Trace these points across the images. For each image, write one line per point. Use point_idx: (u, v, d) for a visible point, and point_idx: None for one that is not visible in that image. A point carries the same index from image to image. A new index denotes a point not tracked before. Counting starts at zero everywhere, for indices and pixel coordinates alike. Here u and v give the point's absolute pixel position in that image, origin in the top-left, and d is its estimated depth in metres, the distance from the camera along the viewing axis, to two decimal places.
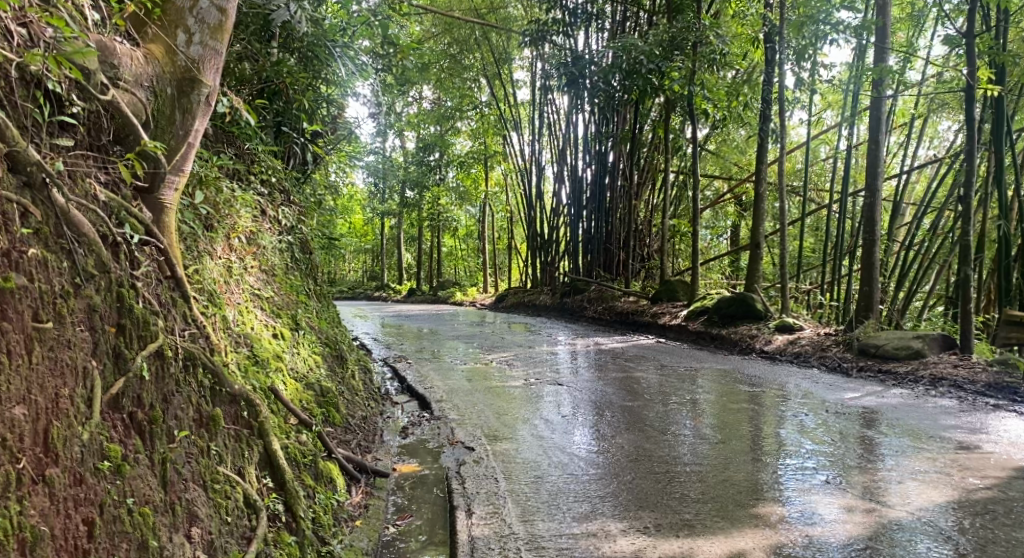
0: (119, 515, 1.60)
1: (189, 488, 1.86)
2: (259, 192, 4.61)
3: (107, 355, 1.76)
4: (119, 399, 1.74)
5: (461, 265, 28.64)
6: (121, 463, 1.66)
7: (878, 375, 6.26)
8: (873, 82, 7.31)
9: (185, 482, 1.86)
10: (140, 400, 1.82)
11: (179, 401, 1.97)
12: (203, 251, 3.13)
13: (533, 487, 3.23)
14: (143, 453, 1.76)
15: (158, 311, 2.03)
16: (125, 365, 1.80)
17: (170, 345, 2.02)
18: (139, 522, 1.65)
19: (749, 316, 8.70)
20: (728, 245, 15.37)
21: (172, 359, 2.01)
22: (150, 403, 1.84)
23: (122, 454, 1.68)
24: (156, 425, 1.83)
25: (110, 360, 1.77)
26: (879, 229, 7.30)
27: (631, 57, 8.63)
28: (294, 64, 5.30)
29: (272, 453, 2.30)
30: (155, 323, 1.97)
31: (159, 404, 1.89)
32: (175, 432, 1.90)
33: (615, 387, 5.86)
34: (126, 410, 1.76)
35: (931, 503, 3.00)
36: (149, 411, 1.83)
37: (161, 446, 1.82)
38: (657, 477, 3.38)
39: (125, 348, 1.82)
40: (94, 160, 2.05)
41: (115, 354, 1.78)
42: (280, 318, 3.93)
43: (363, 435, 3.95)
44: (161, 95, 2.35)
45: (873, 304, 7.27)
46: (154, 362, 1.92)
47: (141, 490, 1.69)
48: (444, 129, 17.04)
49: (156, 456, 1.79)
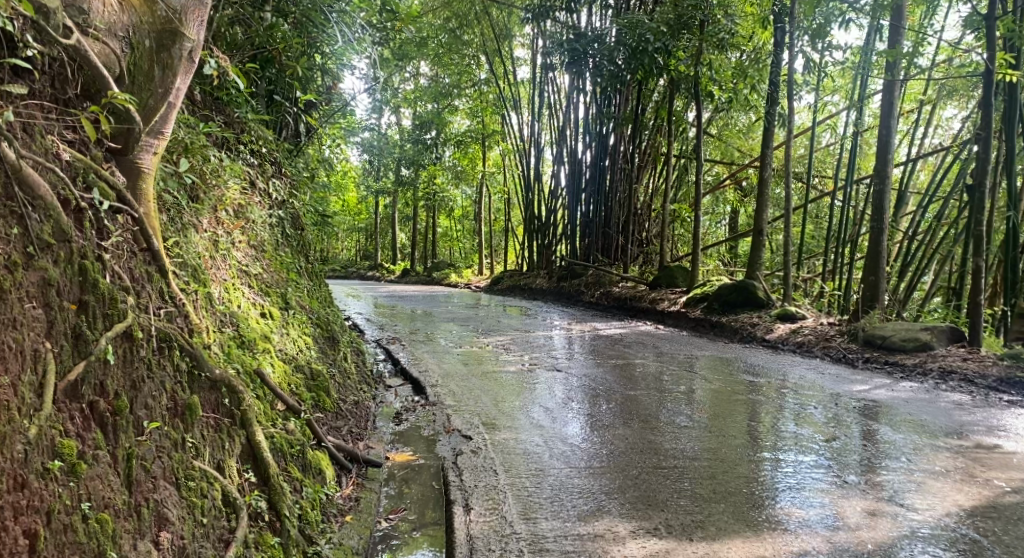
0: (71, 523, 1.41)
1: (159, 488, 1.67)
2: (249, 163, 4.40)
3: (65, 336, 1.56)
4: (78, 387, 1.55)
5: (455, 245, 28.42)
6: (76, 462, 1.47)
7: (884, 367, 6.12)
8: (887, 64, 7.08)
9: (155, 480, 1.67)
10: (103, 388, 1.62)
11: (150, 388, 1.77)
12: (187, 223, 3.00)
13: (534, 480, 3.07)
14: (104, 450, 1.56)
15: (128, 287, 1.82)
16: (86, 348, 1.60)
17: (143, 326, 1.82)
18: (95, 530, 1.46)
19: (750, 304, 8.55)
20: (727, 231, 15.24)
21: (143, 341, 1.79)
22: (115, 392, 1.64)
23: (79, 450, 1.49)
24: (121, 417, 1.63)
25: (68, 341, 1.57)
26: (887, 217, 7.10)
27: (637, 35, 8.32)
28: (288, 29, 5.08)
29: (255, 444, 2.10)
30: (124, 302, 1.76)
31: (127, 392, 1.69)
32: (145, 423, 1.70)
33: (614, 374, 5.71)
34: (85, 398, 1.56)
35: (957, 509, 2.88)
36: (113, 400, 1.63)
37: (126, 440, 1.63)
38: (665, 472, 3.22)
39: (86, 328, 1.62)
40: (56, 114, 1.83)
41: (74, 335, 1.59)
42: (268, 296, 3.75)
43: (356, 421, 3.76)
44: (139, 48, 2.13)
45: (878, 295, 7.13)
46: (122, 344, 1.71)
47: (99, 493, 1.50)
48: (441, 107, 16.76)
49: (120, 452, 1.60)
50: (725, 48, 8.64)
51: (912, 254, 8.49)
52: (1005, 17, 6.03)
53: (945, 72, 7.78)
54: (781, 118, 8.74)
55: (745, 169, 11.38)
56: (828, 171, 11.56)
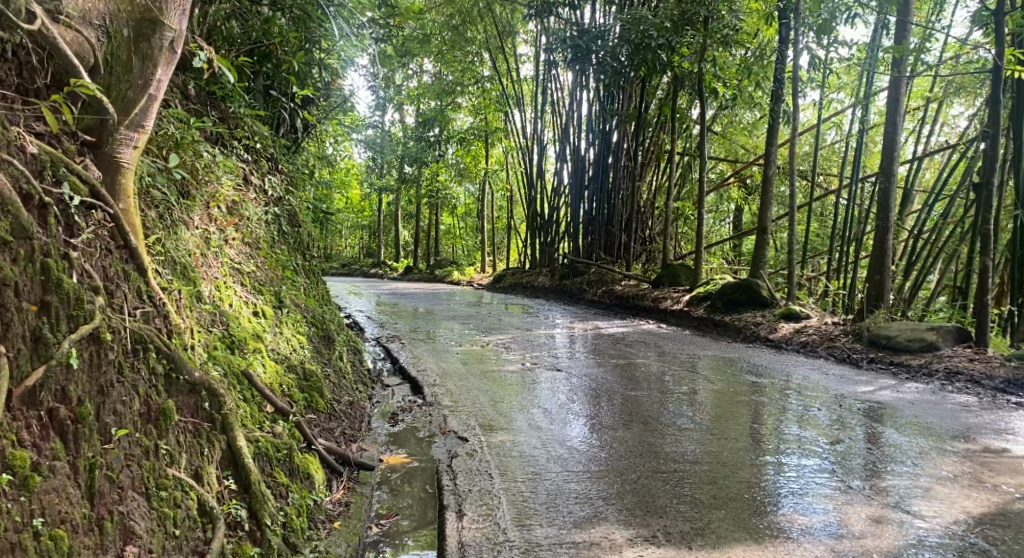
0: (21, 541, 1.36)
1: (126, 498, 1.61)
2: (242, 159, 4.32)
3: (23, 340, 1.50)
4: (36, 393, 1.49)
5: (458, 243, 28.35)
6: (30, 474, 1.42)
7: (889, 368, 6.03)
8: (893, 60, 6.97)
9: (122, 491, 1.61)
10: (65, 394, 1.56)
11: (119, 392, 1.70)
12: (176, 220, 2.94)
13: (530, 485, 2.99)
14: (64, 460, 1.50)
15: (99, 287, 1.75)
16: (47, 352, 1.54)
17: (114, 327, 1.75)
18: (49, 548, 1.41)
19: (755, 303, 8.45)
20: (731, 230, 15.12)
21: (113, 343, 1.72)
22: (78, 398, 1.58)
23: (33, 462, 1.44)
24: (84, 424, 1.57)
25: (27, 345, 1.51)
26: (893, 215, 7.00)
27: (640, 31, 8.35)
28: (285, 23, 5.01)
29: (237, 450, 2.02)
30: (91, 302, 1.69)
31: (93, 398, 1.62)
32: (112, 430, 1.64)
33: (615, 374, 5.62)
34: (44, 405, 1.51)
35: (965, 516, 2.79)
36: (75, 407, 1.57)
37: (89, 449, 1.56)
38: (664, 476, 3.13)
39: (47, 331, 1.56)
40: (21, 107, 1.77)
41: (34, 338, 1.53)
42: (262, 295, 3.67)
43: (350, 422, 3.68)
44: (116, 38, 2.07)
45: (884, 294, 7.02)
46: (88, 347, 1.64)
47: (55, 507, 1.44)
48: (444, 104, 16.68)
49: (82, 462, 1.54)
50: (730, 44, 8.51)
51: (918, 252, 8.38)
52: (1013, 13, 5.91)
53: (951, 68, 7.66)
54: (786, 115, 8.60)
55: (749, 167, 11.27)
56: (834, 168, 11.44)
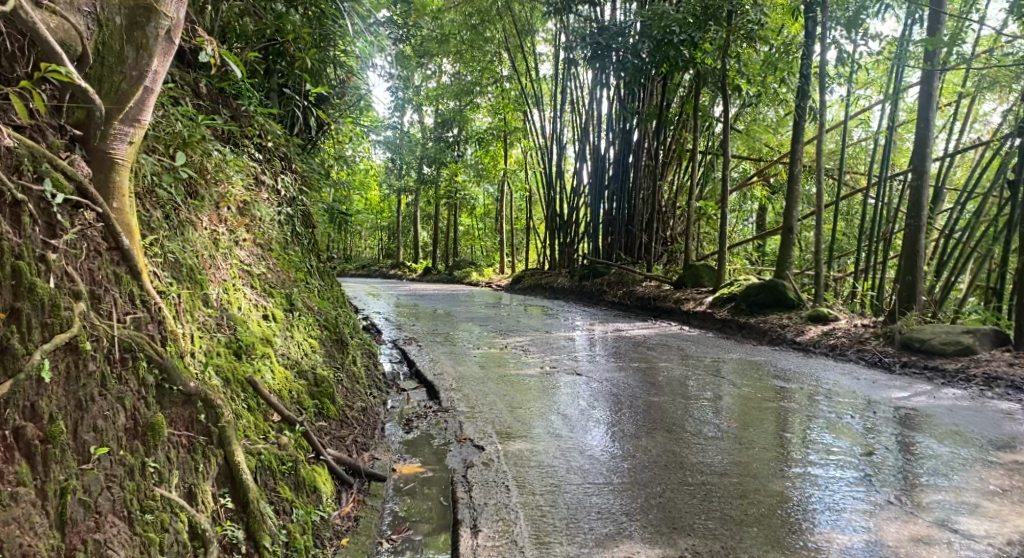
0: None
1: (104, 525, 1.50)
2: (254, 159, 4.21)
3: None
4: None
5: (477, 243, 28.25)
6: None
7: (923, 373, 5.79)
8: (925, 53, 6.73)
9: (100, 516, 1.50)
10: (34, 411, 1.46)
11: (100, 407, 1.59)
12: (183, 221, 2.84)
13: (551, 499, 2.84)
14: (30, 484, 1.40)
15: (80, 292, 1.65)
16: (15, 364, 1.45)
17: (96, 336, 1.64)
18: None
19: (781, 304, 8.22)
20: (754, 229, 14.84)
21: (94, 353, 1.62)
22: (50, 415, 1.48)
23: None
24: (56, 443, 1.47)
25: None
26: (924, 214, 6.74)
27: (662, 27, 8.33)
28: (298, 20, 4.89)
29: (235, 465, 1.90)
30: (69, 309, 1.60)
31: (70, 413, 1.53)
32: (91, 448, 1.54)
33: (637, 379, 5.44)
34: (9, 423, 1.40)
35: (1016, 535, 2.60)
36: (46, 425, 1.47)
37: (61, 471, 1.46)
38: (689, 489, 2.97)
39: (17, 342, 1.47)
40: None
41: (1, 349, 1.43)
42: (272, 297, 3.55)
43: (363, 429, 3.54)
44: (108, 26, 1.97)
45: (915, 295, 6.77)
46: (64, 357, 1.55)
47: (16, 539, 1.34)
48: (463, 104, 16.60)
49: (52, 486, 1.44)
50: (754, 40, 8.18)
51: (950, 252, 8.08)
52: None
53: (985, 62, 7.36)
54: (811, 111, 8.36)
55: (773, 166, 11.02)
56: (861, 166, 11.13)
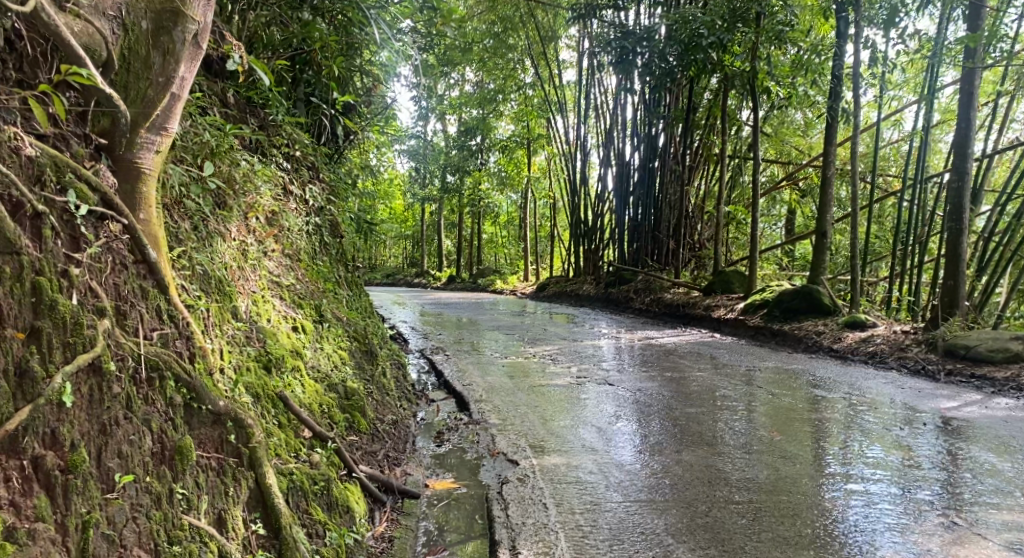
0: None
1: None
2: (282, 168, 4.16)
3: (4, 376, 1.33)
4: (17, 439, 1.32)
5: (501, 251, 28.24)
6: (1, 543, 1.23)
7: (971, 382, 5.55)
8: (965, 51, 6.48)
9: (124, 550, 1.42)
10: (55, 439, 1.38)
11: (124, 431, 1.52)
12: (212, 232, 2.79)
13: (592, 520, 2.73)
14: (50, 518, 1.33)
15: (104, 310, 1.58)
16: (34, 389, 1.37)
17: (120, 355, 1.57)
18: None
19: (816, 311, 8.01)
20: (783, 234, 14.58)
21: (118, 374, 1.55)
22: (71, 443, 1.40)
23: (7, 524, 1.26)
24: (77, 473, 1.39)
25: (10, 381, 1.34)
26: (967, 217, 6.48)
27: (690, 30, 8.06)
28: (325, 28, 4.86)
29: (265, 488, 1.82)
30: (92, 327, 1.52)
31: (93, 438, 1.45)
32: (116, 477, 1.46)
33: (671, 389, 5.29)
34: (28, 452, 1.33)
35: None
36: (67, 454, 1.39)
37: (84, 503, 1.39)
38: (736, 508, 2.84)
39: (37, 364, 1.40)
40: (21, 106, 1.62)
41: (20, 372, 1.36)
42: (301, 308, 3.48)
43: (393, 443, 3.44)
44: (135, 30, 1.91)
45: (958, 300, 6.48)
46: (87, 379, 1.47)
47: None
48: (486, 112, 16.56)
49: (73, 520, 1.36)
50: (784, 41, 8.04)
51: (992, 255, 7.79)
52: None
53: None
54: (844, 113, 8.15)
55: (803, 169, 10.80)
56: (894, 168, 10.86)
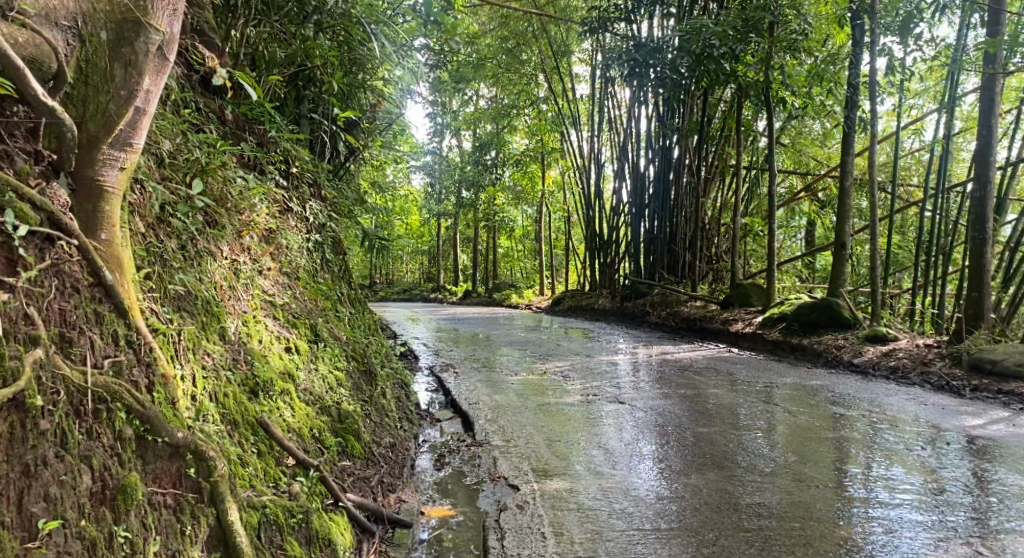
0: None
1: None
2: (281, 185, 4.08)
3: None
4: None
5: (517, 264, 28.15)
6: None
7: (997, 398, 5.31)
8: (984, 57, 6.26)
9: None
10: None
11: (53, 472, 1.50)
12: (201, 251, 2.72)
13: (591, 551, 2.59)
14: None
15: (36, 339, 1.57)
16: None
17: (55, 382, 1.56)
18: None
19: (836, 324, 7.77)
20: (803, 245, 14.32)
21: (47, 408, 1.53)
22: None
23: None
24: None
25: None
26: (991, 226, 6.24)
27: (700, 41, 7.86)
28: (327, 45, 4.78)
29: (228, 528, 1.76)
30: (15, 360, 1.51)
31: (14, 480, 1.43)
32: (39, 523, 1.43)
33: (684, 407, 5.11)
34: None
35: None
36: None
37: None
38: (746, 536, 2.68)
39: None
40: None
41: None
42: (296, 328, 3.37)
43: (391, 468, 3.30)
44: (93, 42, 1.89)
45: (984, 312, 6.23)
46: (8, 416, 1.46)
47: None
48: (500, 127, 16.51)
49: None
50: (799, 51, 7.88)
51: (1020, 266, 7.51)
52: None
53: None
54: (861, 122, 7.95)
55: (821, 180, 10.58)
56: (915, 177, 10.61)
